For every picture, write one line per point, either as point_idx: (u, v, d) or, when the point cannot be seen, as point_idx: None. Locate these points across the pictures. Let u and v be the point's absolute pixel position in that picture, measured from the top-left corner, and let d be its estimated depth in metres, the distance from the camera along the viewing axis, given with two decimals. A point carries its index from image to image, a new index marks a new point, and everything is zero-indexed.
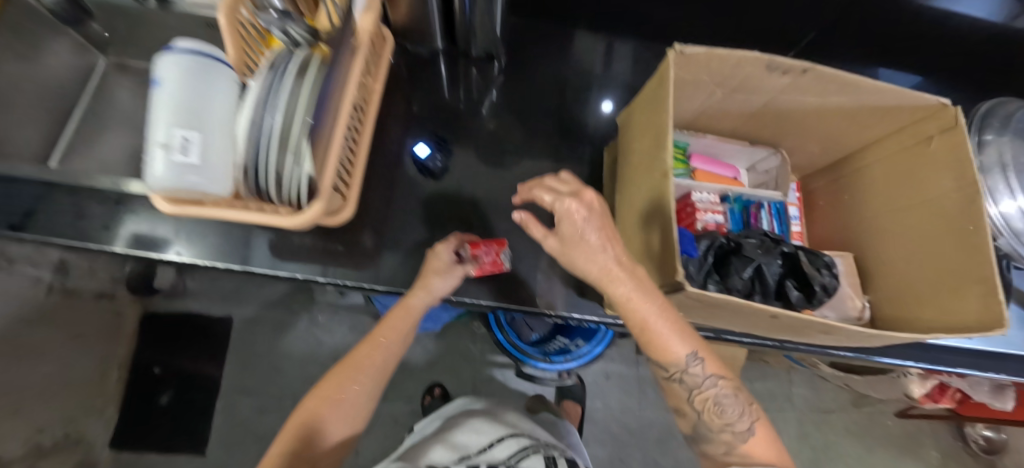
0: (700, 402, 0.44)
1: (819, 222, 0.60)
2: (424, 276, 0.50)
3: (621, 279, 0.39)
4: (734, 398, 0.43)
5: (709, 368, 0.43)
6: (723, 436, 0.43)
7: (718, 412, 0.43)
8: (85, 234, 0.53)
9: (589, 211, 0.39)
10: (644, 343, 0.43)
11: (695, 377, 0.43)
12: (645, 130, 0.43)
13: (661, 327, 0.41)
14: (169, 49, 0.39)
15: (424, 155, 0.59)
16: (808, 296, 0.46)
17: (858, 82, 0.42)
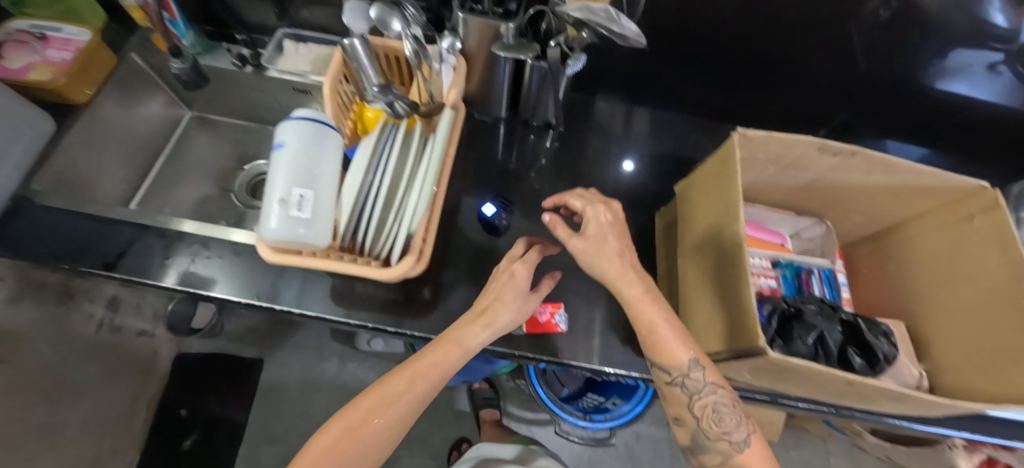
0: (698, 410, 0.42)
1: (864, 289, 0.62)
2: (498, 303, 0.47)
3: (633, 282, 0.44)
4: (733, 407, 0.42)
5: (709, 376, 0.42)
6: (718, 446, 0.41)
7: (716, 420, 0.42)
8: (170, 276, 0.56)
9: (614, 219, 0.46)
10: (650, 346, 0.44)
11: (696, 383, 0.42)
12: (710, 201, 0.48)
13: (669, 333, 0.43)
14: (293, 118, 0.45)
15: (491, 213, 0.64)
16: (871, 363, 0.47)
17: (902, 164, 0.47)
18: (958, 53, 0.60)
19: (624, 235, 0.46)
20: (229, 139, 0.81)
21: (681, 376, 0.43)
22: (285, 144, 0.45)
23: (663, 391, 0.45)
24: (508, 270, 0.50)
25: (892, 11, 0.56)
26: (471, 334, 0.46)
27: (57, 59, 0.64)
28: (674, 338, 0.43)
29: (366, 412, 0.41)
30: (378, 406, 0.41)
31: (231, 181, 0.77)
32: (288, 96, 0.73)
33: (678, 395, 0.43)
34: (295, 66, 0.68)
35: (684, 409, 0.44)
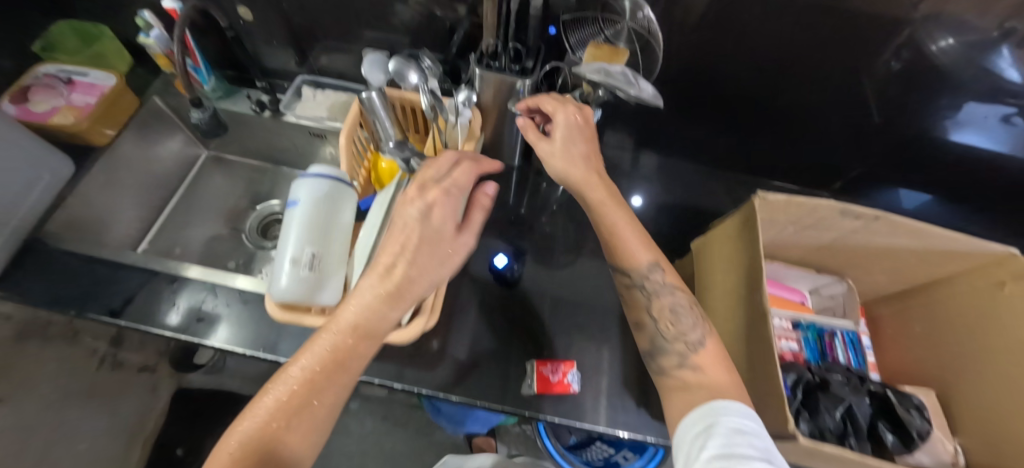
0: (655, 310, 0.45)
1: (891, 352, 0.60)
2: (420, 244, 0.36)
3: (597, 185, 0.47)
4: (689, 308, 0.44)
5: (667, 279, 0.45)
6: (675, 347, 0.42)
7: (672, 320, 0.44)
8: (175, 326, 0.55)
9: (581, 122, 0.50)
10: (611, 249, 0.47)
11: (654, 284, 0.45)
12: (728, 265, 0.48)
13: (630, 236, 0.46)
14: (308, 174, 0.45)
15: (503, 265, 0.63)
16: (905, 441, 0.44)
17: (926, 230, 0.46)
18: (971, 106, 0.59)
19: (582, 137, 0.49)
20: (243, 178, 0.81)
21: (642, 278, 0.45)
22: (299, 201, 0.44)
23: (624, 296, 0.47)
24: (420, 201, 0.38)
25: (903, 61, 0.56)
26: (380, 318, 0.35)
27: (81, 103, 0.65)
28: (637, 242, 0.46)
29: (253, 433, 0.30)
30: (271, 420, 0.30)
31: (242, 220, 0.77)
32: (303, 140, 0.74)
33: (638, 297, 0.46)
34: (312, 112, 0.70)
35: (644, 312, 0.46)
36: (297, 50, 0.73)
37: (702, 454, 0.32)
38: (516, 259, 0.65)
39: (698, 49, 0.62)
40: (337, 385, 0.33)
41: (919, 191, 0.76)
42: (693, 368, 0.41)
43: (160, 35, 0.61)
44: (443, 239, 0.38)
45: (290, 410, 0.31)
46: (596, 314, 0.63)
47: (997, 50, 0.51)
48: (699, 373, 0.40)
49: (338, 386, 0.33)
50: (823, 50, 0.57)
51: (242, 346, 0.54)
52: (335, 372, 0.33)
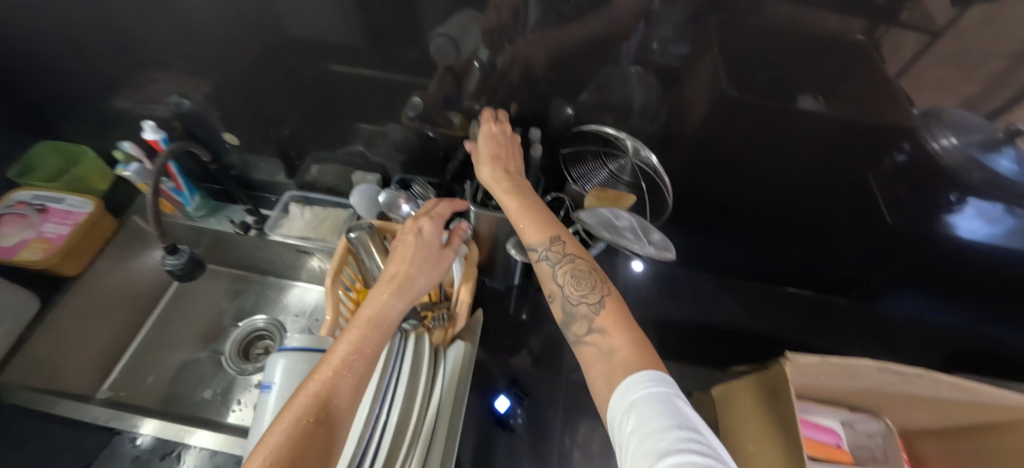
0: (561, 278, 0.39)
1: None
2: (404, 252, 0.42)
3: (501, 178, 0.46)
4: (589, 271, 0.39)
5: (567, 246, 0.40)
6: (578, 309, 0.37)
7: (574, 284, 0.38)
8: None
9: (501, 133, 0.50)
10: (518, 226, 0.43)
11: (554, 255, 0.40)
12: (773, 442, 0.42)
13: (539, 211, 0.43)
14: (282, 350, 0.41)
15: (505, 410, 0.57)
16: None
17: (970, 387, 0.42)
18: (975, 201, 0.55)
19: (501, 146, 0.49)
20: (225, 290, 0.76)
21: (544, 249, 0.40)
22: (275, 384, 0.40)
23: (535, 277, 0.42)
24: (413, 228, 0.44)
25: (907, 156, 0.52)
26: (388, 308, 0.38)
27: (52, 233, 0.62)
28: (537, 219, 0.42)
29: (290, 429, 0.29)
30: (303, 414, 0.30)
31: (222, 340, 0.72)
32: (290, 257, 0.70)
33: (545, 268, 0.41)
34: (300, 229, 0.67)
35: (550, 282, 0.40)
36: (286, 162, 0.71)
37: (624, 439, 0.28)
38: (521, 396, 0.60)
39: (696, 160, 0.61)
40: (363, 370, 0.34)
41: (946, 297, 0.71)
42: (602, 332, 0.35)
43: (139, 167, 0.58)
44: (432, 251, 0.44)
45: (330, 383, 0.32)
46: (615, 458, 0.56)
47: (1000, 149, 0.48)
48: (606, 336, 0.35)
49: (361, 370, 0.34)
50: (825, 157, 0.56)
51: None
52: (356, 361, 0.34)
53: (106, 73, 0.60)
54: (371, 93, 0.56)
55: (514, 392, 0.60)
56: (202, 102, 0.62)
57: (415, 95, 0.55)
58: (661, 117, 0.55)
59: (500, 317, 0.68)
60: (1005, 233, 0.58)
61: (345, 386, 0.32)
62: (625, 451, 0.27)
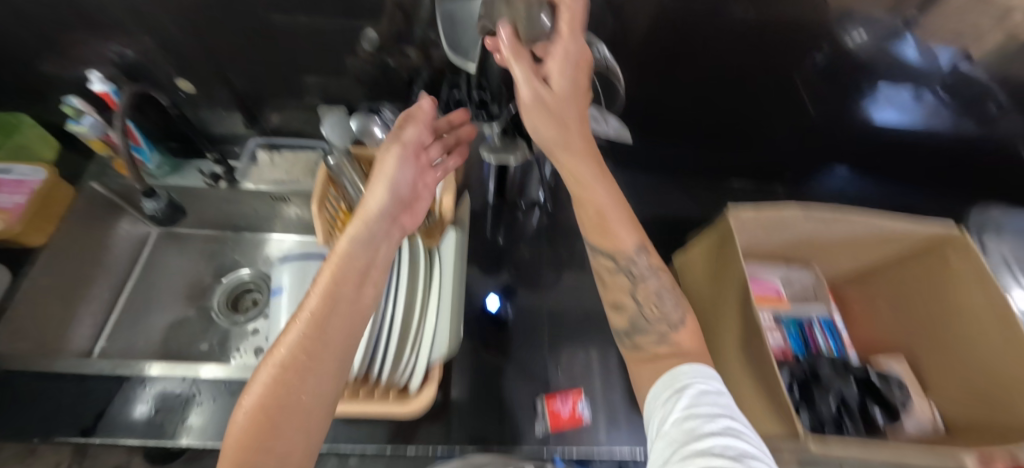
0: (640, 296, 0.41)
1: (862, 327, 0.64)
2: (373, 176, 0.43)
3: (570, 145, 0.38)
4: (672, 291, 0.42)
5: (652, 261, 0.42)
6: (657, 329, 0.40)
7: (656, 302, 0.41)
8: (155, 434, 0.50)
9: (573, 67, 0.36)
10: (591, 227, 0.42)
11: (638, 269, 0.42)
12: (725, 279, 0.50)
13: (617, 222, 0.41)
14: (286, 258, 0.45)
15: (496, 308, 0.63)
16: (891, 414, 0.48)
17: (874, 220, 0.51)
18: (885, 87, 0.64)
19: (572, 93, 0.37)
20: (201, 251, 0.76)
21: (625, 261, 0.42)
22: (286, 288, 0.44)
23: (600, 275, 0.44)
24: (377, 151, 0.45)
25: (826, 51, 0.59)
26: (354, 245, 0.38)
27: (7, 204, 0.60)
28: (621, 221, 0.41)
29: (263, 389, 0.30)
30: (281, 374, 0.30)
31: (208, 297, 0.73)
32: (264, 205, 0.71)
33: (622, 279, 0.42)
34: (271, 174, 0.68)
35: (625, 293, 0.42)
36: (246, 112, 0.70)
37: (668, 418, 0.32)
38: (507, 298, 0.66)
39: (646, 69, 0.65)
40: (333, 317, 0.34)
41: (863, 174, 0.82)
42: (674, 345, 0.39)
43: (94, 122, 0.58)
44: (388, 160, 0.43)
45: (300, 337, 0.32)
46: (598, 338, 0.62)
47: (904, 37, 0.56)
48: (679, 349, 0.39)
49: (333, 316, 0.34)
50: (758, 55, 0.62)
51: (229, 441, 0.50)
52: (325, 308, 0.34)
53: (32, 29, 0.56)
54: (327, 24, 0.56)
55: (503, 290, 0.67)
56: (149, 52, 0.59)
57: (372, 20, 0.56)
58: (608, 32, 0.59)
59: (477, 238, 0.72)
60: (913, 117, 0.69)
61: (318, 336, 0.33)
62: (667, 425, 0.31)
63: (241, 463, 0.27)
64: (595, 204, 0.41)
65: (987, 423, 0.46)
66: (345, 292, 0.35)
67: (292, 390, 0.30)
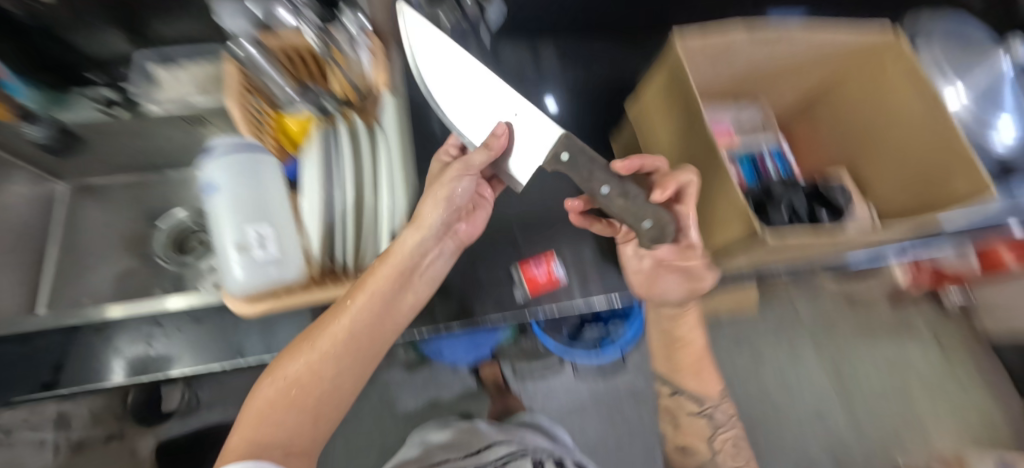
0: (719, 443, 0.63)
1: (807, 155, 0.68)
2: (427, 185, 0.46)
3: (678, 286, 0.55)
4: (744, 448, 0.64)
5: (728, 412, 0.65)
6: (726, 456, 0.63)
7: (733, 453, 0.63)
8: (133, 371, 0.50)
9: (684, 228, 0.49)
10: (688, 379, 0.64)
11: (716, 414, 0.64)
12: (675, 110, 0.47)
13: (707, 372, 0.64)
14: (211, 153, 0.39)
15: None
16: (838, 215, 0.52)
17: (821, 33, 0.50)
18: None
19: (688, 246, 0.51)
20: (135, 200, 0.72)
21: (709, 407, 0.64)
22: (218, 185, 0.39)
23: (688, 419, 0.65)
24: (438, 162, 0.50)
25: None
26: (404, 248, 0.41)
27: None
28: (711, 380, 0.64)
29: (302, 366, 0.40)
30: (311, 361, 0.40)
31: (149, 244, 0.69)
32: (178, 130, 0.64)
33: (704, 426, 0.64)
34: (173, 91, 0.59)
35: (707, 439, 0.64)
36: (126, 27, 0.60)
37: None
38: None
39: None
40: (364, 321, 0.41)
41: None
42: None
43: None
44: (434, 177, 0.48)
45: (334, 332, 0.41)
46: (563, 208, 0.62)
47: None
48: None
49: (364, 321, 0.41)
50: None
51: (208, 363, 0.51)
52: (361, 313, 0.41)
53: None
54: None
55: None
56: None
57: None
58: None
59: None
60: None
61: (349, 336, 0.41)
62: None
63: (277, 412, 0.39)
64: (698, 357, 0.63)
65: (926, 200, 0.49)
66: (385, 298, 0.42)
67: (316, 373, 0.40)
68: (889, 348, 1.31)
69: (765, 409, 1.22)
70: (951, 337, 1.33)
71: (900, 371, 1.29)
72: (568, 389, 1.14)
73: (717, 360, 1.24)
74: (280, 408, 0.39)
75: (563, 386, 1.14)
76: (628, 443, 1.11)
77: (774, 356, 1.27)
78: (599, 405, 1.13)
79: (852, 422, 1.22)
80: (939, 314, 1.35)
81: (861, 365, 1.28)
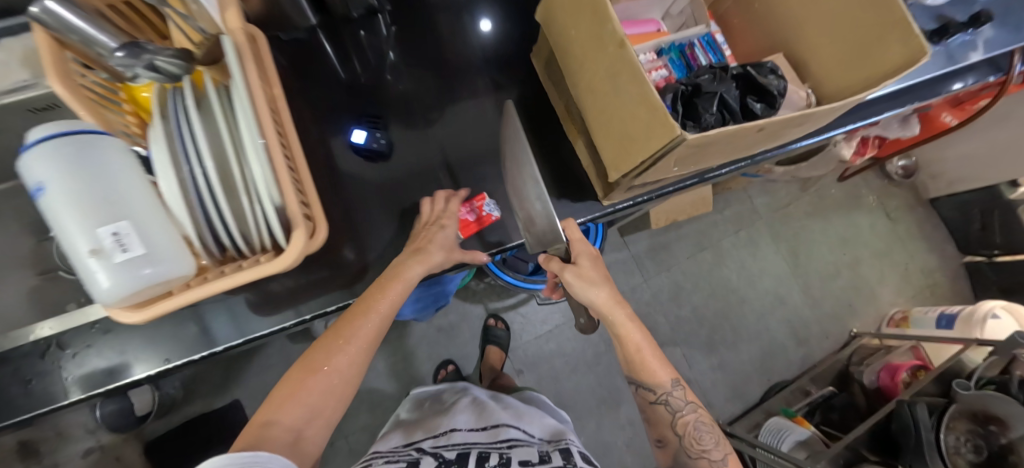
0: (681, 429, 0.53)
1: (740, 39, 0.63)
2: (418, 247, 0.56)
3: (618, 306, 0.53)
4: (710, 430, 0.52)
5: (687, 395, 0.53)
6: (700, 463, 0.51)
7: (696, 438, 0.52)
8: (62, 394, 0.48)
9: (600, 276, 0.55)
10: (641, 356, 0.53)
11: (676, 401, 0.53)
12: (587, 7, 0.40)
13: (652, 360, 0.53)
14: (25, 147, 0.32)
15: (364, 140, 0.60)
16: (770, 103, 0.48)
17: None
18: None
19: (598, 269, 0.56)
20: (12, 209, 0.63)
21: (665, 394, 0.53)
22: (45, 182, 0.32)
23: (648, 410, 0.54)
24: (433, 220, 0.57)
25: None
26: (405, 278, 0.55)
27: None
28: (657, 362, 0.53)
29: (330, 353, 0.52)
30: (338, 352, 0.52)
31: (47, 257, 0.61)
32: (27, 123, 0.54)
33: (663, 412, 0.53)
34: (1, 79, 0.49)
35: (667, 428, 0.53)
36: None
37: None
38: (375, 130, 0.62)
39: None
40: (375, 323, 0.54)
41: None
42: None
43: None
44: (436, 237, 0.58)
45: (354, 329, 0.53)
46: (482, 142, 0.66)
47: None
48: None
49: (375, 325, 0.54)
50: None
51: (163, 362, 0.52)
52: (374, 318, 0.53)
53: None
54: None
55: (368, 123, 0.63)
56: None
57: None
58: None
59: (331, 91, 0.64)
60: None
61: (364, 333, 0.53)
62: None
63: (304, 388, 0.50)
64: (635, 341, 0.53)
65: (860, 70, 0.47)
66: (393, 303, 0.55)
67: (336, 363, 0.52)
68: (839, 223, 1.38)
69: (729, 300, 1.29)
70: (894, 201, 1.40)
71: (850, 243, 1.37)
72: (542, 315, 1.19)
73: (681, 263, 1.29)
74: (309, 391, 0.50)
75: (537, 314, 1.19)
76: (605, 354, 1.19)
77: (734, 251, 1.32)
78: (573, 325, 1.18)
79: (807, 296, 1.32)
80: (884, 184, 1.41)
81: (814, 244, 1.36)
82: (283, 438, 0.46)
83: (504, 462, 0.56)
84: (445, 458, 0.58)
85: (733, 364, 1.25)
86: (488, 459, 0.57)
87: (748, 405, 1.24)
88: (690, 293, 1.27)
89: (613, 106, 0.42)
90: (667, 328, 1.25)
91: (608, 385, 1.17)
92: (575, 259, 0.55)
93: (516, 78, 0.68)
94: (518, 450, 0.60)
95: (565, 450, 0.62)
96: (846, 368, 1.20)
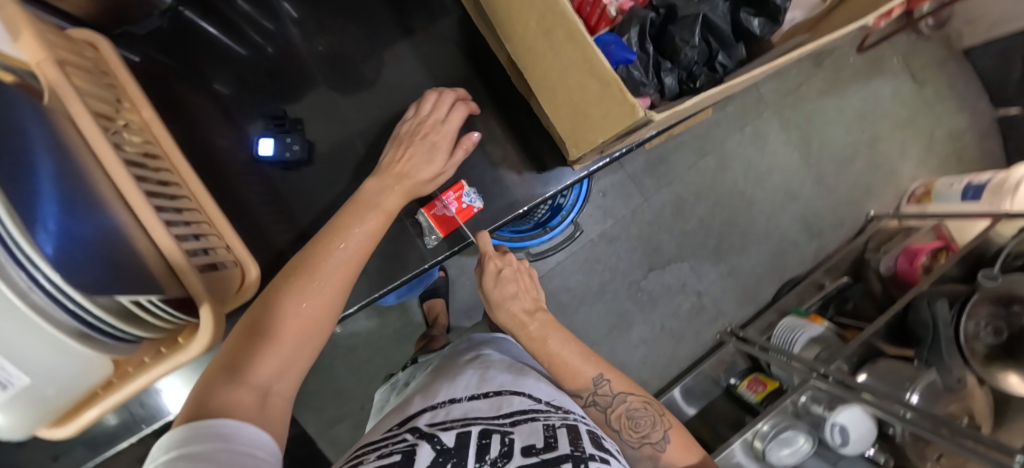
0: (617, 422, 0.47)
1: None
2: (405, 168, 0.50)
3: (523, 322, 0.51)
4: (645, 410, 0.47)
5: (615, 386, 0.48)
6: (645, 451, 0.45)
7: (633, 427, 0.46)
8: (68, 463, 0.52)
9: (519, 293, 0.53)
10: (568, 357, 0.49)
11: (605, 396, 0.47)
12: None
13: (571, 358, 0.49)
14: None
15: (274, 151, 0.56)
16: (772, 18, 0.39)
17: None
18: None
19: (521, 279, 0.55)
20: None
21: (591, 394, 0.47)
22: None
23: None
24: (425, 142, 0.51)
25: None
26: (377, 198, 0.48)
27: None
28: (577, 360, 0.49)
29: (301, 290, 0.39)
30: (313, 291, 0.39)
31: None
32: None
33: (595, 412, 0.47)
34: None
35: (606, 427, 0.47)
36: None
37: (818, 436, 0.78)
38: (283, 136, 0.57)
39: None
40: (352, 250, 0.43)
41: None
42: None
43: None
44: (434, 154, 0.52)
45: (325, 256, 0.42)
46: None
47: None
48: None
49: (350, 255, 0.43)
50: None
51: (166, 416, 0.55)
52: (347, 247, 0.43)
53: None
54: None
55: (275, 128, 0.58)
56: None
57: None
58: None
59: (236, 82, 0.59)
60: None
61: (337, 262, 0.42)
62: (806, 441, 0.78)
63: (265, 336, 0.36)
64: (548, 349, 0.49)
65: None
66: (365, 225, 0.45)
67: (311, 302, 0.39)
68: (859, 95, 1.22)
69: (736, 204, 1.22)
70: (922, 59, 1.23)
71: (870, 117, 1.23)
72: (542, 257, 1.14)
73: (683, 174, 1.19)
74: (290, 335, 0.37)
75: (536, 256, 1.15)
76: (611, 281, 1.17)
77: (739, 149, 1.21)
78: (575, 258, 1.15)
79: (820, 185, 1.23)
80: (912, 40, 1.22)
81: (830, 125, 1.22)
82: (246, 397, 0.32)
83: (506, 451, 0.32)
84: (439, 449, 0.32)
85: (744, 268, 1.22)
86: (488, 449, 0.32)
87: (761, 306, 1.23)
88: (696, 205, 1.20)
89: (553, 67, 0.32)
90: (674, 244, 1.20)
91: (618, 310, 1.17)
92: (483, 272, 0.54)
93: (441, 22, 0.60)
94: (524, 426, 0.36)
95: (585, 432, 0.37)
96: (862, 255, 1.16)
